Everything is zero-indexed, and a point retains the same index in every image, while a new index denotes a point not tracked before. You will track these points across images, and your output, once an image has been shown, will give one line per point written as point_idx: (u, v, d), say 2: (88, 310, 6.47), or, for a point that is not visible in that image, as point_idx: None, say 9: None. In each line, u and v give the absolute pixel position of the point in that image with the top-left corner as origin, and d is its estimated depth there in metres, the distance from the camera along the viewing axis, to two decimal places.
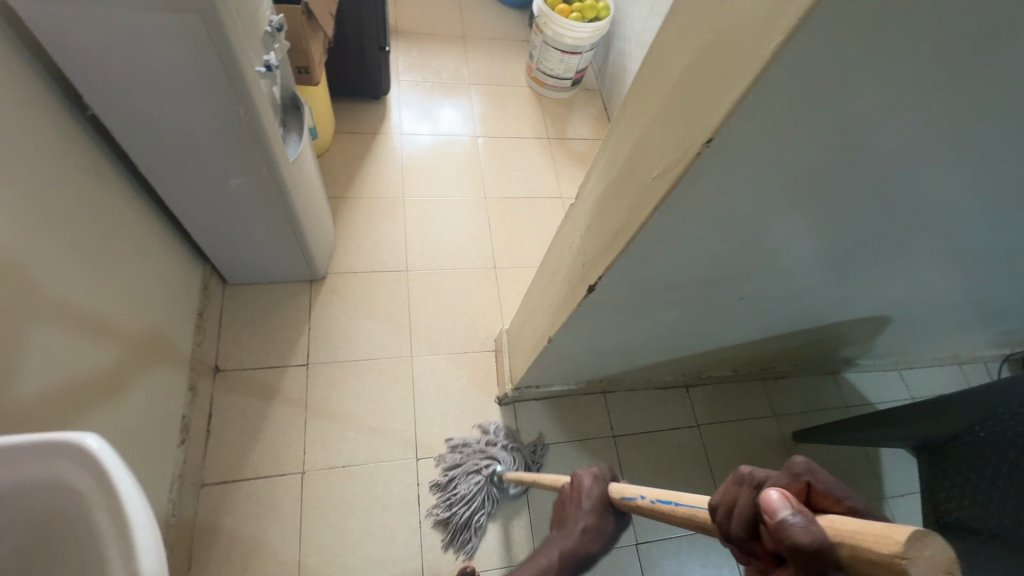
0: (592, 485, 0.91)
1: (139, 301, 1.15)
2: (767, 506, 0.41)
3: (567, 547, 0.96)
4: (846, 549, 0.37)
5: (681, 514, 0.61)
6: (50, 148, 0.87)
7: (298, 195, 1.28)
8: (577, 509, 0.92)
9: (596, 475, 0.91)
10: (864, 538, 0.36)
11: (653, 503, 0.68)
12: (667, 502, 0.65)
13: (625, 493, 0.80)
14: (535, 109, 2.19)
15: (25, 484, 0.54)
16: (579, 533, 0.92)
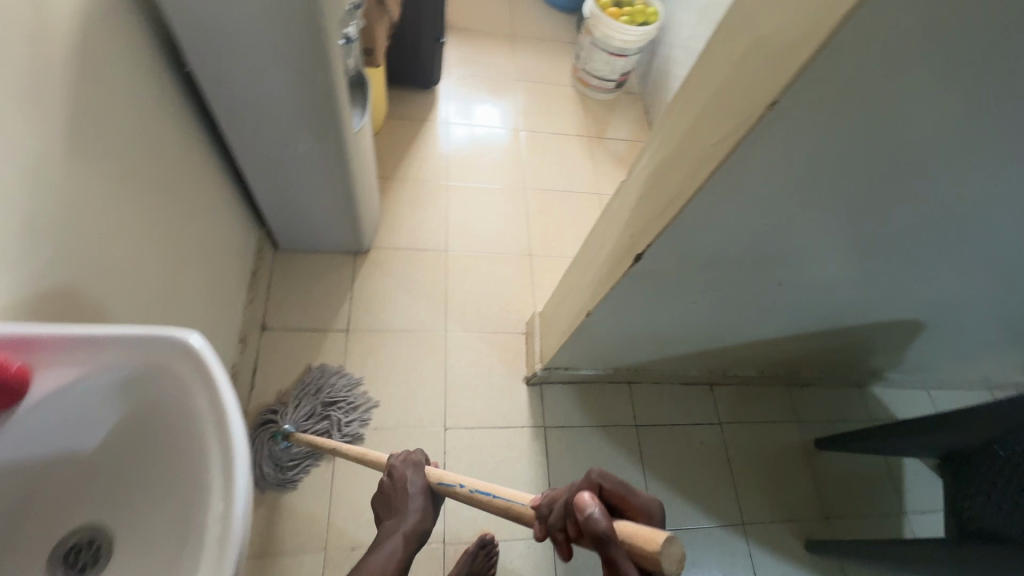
0: (410, 472, 0.93)
1: (207, 252, 1.24)
2: (580, 507, 0.60)
3: (404, 531, 0.89)
4: (629, 541, 0.57)
5: (499, 503, 0.78)
6: (153, 97, 0.95)
7: (357, 166, 1.36)
8: (402, 493, 0.93)
9: (415, 461, 0.95)
10: (640, 537, 0.57)
11: (472, 492, 0.82)
12: (484, 488, 0.81)
13: (443, 479, 0.90)
14: (578, 109, 2.25)
15: (127, 376, 0.60)
16: (410, 512, 0.90)
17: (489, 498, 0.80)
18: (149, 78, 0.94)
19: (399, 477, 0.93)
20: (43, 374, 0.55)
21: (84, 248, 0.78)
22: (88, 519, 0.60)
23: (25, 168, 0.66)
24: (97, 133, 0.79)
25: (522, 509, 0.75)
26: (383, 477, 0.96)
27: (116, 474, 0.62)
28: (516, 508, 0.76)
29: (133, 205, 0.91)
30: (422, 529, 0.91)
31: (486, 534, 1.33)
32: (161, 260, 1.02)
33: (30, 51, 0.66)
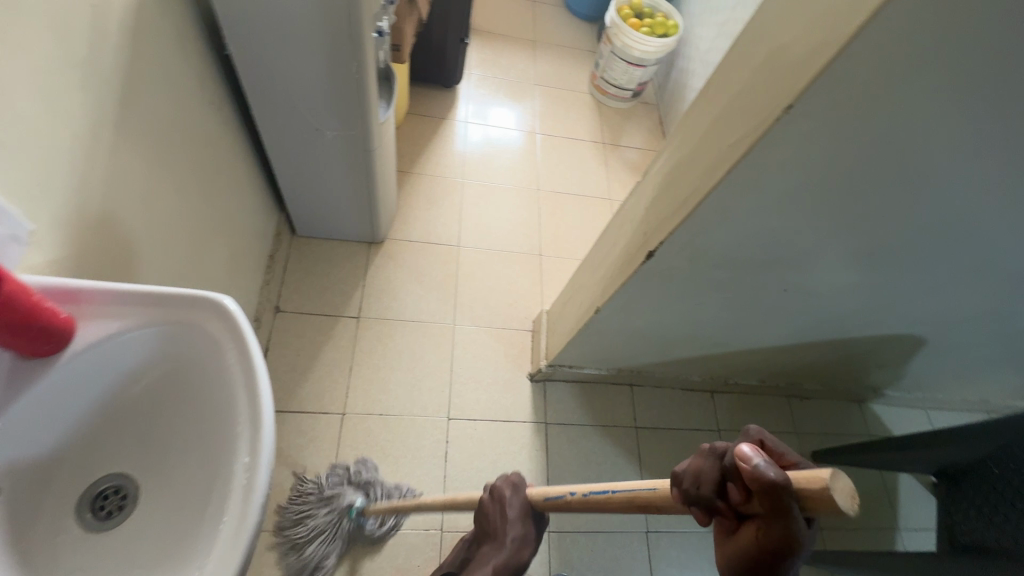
0: (512, 497, 0.87)
1: (231, 231, 1.28)
2: (740, 455, 0.47)
3: (497, 565, 0.84)
4: (800, 485, 0.44)
5: (619, 496, 0.65)
6: (193, 78, 0.99)
7: (379, 157, 1.40)
8: (500, 518, 0.87)
9: (513, 483, 0.89)
10: (807, 477, 0.44)
11: (586, 496, 0.70)
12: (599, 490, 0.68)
13: (548, 494, 0.80)
14: (594, 116, 2.30)
15: (163, 334, 0.63)
16: (508, 539, 0.84)
17: (610, 499, 0.66)
18: (189, 57, 0.97)
19: (504, 498, 0.88)
20: (87, 323, 0.59)
21: (122, 215, 0.82)
22: (117, 469, 0.63)
23: (76, 133, 0.69)
24: (141, 106, 0.83)
25: (646, 499, 0.62)
26: (484, 495, 0.92)
27: (145, 429, 0.65)
28: (639, 499, 0.63)
29: (167, 178, 0.94)
30: (522, 558, 0.86)
31: None
32: (190, 233, 1.06)
33: (90, 25, 0.70)
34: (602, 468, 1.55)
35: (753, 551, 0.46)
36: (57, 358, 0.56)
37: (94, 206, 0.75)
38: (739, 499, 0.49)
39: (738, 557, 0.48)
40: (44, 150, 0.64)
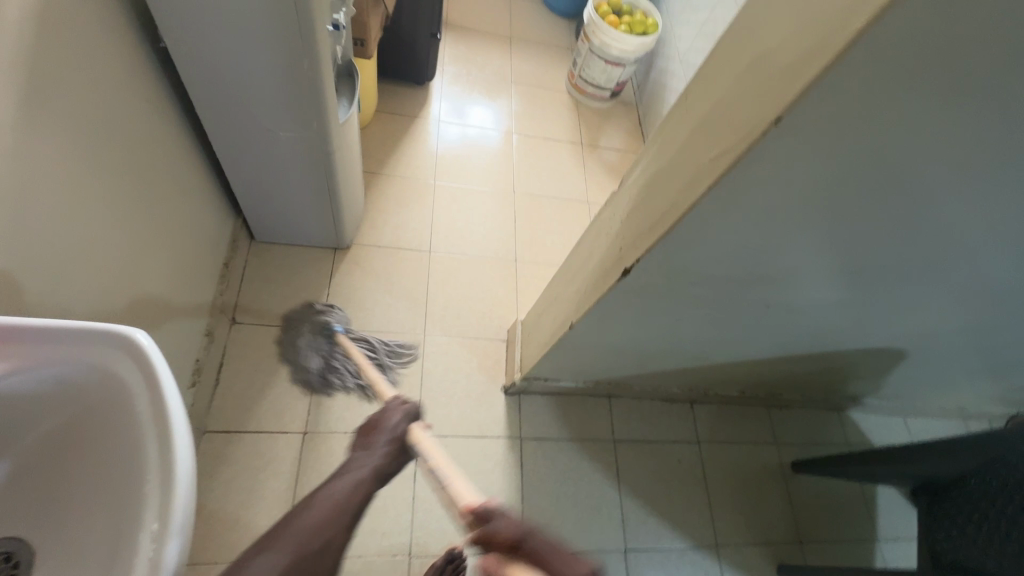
0: (399, 421, 0.93)
1: (176, 240, 1.17)
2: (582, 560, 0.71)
3: (373, 465, 0.81)
4: None
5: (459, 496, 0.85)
6: (122, 74, 0.89)
7: (341, 159, 1.31)
8: (383, 433, 0.89)
9: (408, 410, 0.95)
10: None
11: (438, 469, 0.87)
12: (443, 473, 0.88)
13: (425, 446, 0.90)
14: (572, 116, 2.23)
15: (62, 375, 0.54)
16: (382, 453, 0.85)
17: (444, 488, 0.86)
18: (116, 49, 0.87)
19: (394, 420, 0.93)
20: None
21: (29, 231, 0.72)
22: (9, 530, 0.54)
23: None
24: (50, 103, 0.73)
25: (466, 510, 0.83)
26: (371, 416, 0.95)
27: (46, 480, 0.56)
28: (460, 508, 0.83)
29: (90, 184, 0.84)
30: (387, 473, 0.85)
31: (456, 549, 1.27)
32: (122, 244, 0.96)
33: None
34: (579, 483, 1.50)
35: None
36: None
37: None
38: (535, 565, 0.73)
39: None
40: None
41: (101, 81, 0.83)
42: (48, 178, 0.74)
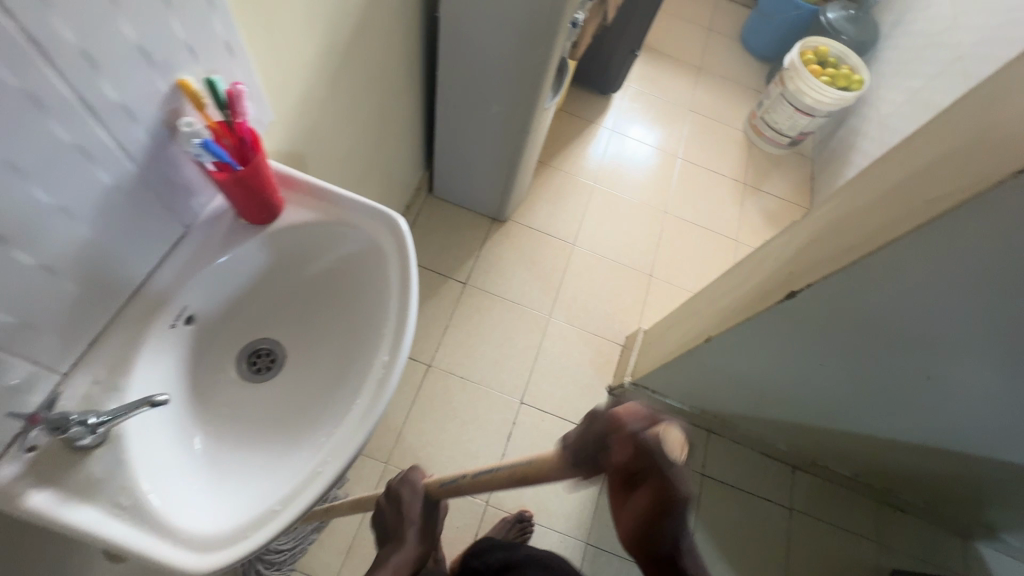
0: (415, 497, 0.88)
1: (386, 175, 1.40)
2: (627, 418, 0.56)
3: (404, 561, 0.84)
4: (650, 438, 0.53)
5: (502, 474, 0.68)
6: (403, 32, 1.11)
7: (531, 141, 1.46)
8: (398, 520, 0.87)
9: (407, 477, 0.89)
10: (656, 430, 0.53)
11: (476, 476, 0.73)
12: (485, 467, 0.71)
13: (444, 480, 0.82)
14: (741, 155, 2.22)
15: (341, 233, 0.72)
16: (405, 545, 0.85)
17: (494, 476, 0.70)
18: (405, 8, 1.07)
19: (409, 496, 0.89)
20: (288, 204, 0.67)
21: (322, 133, 0.93)
22: (267, 333, 0.72)
23: (311, 45, 0.79)
24: (359, 38, 0.93)
25: (523, 473, 0.65)
26: (382, 495, 0.91)
27: (295, 309, 0.74)
28: (517, 477, 0.66)
29: (359, 109, 1.06)
30: (421, 555, 0.88)
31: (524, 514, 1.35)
32: (361, 164, 1.18)
33: None
34: None
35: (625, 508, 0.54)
36: (263, 228, 0.67)
37: (306, 114, 0.85)
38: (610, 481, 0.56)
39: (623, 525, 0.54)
40: (294, 58, 0.75)
41: (389, 32, 1.04)
42: (342, 95, 0.95)
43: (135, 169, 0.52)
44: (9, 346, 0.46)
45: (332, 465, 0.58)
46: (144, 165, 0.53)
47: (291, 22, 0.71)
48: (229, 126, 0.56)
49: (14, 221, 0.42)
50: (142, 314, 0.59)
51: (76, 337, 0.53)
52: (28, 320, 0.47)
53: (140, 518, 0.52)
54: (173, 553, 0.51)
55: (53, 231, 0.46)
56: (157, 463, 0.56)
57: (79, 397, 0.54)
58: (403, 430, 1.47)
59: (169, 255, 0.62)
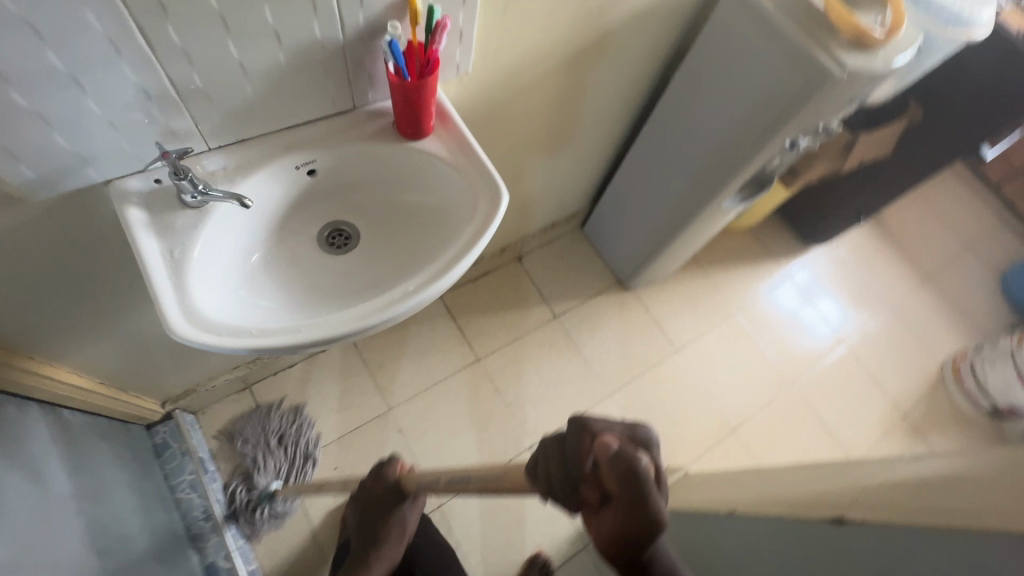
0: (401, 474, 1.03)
1: (549, 186, 1.45)
2: (599, 437, 0.51)
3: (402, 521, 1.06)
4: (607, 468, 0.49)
5: (472, 485, 0.72)
6: (630, 73, 1.15)
7: (693, 231, 1.39)
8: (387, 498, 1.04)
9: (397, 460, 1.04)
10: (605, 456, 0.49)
11: (448, 482, 0.78)
12: (460, 471, 0.75)
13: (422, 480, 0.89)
14: (925, 386, 1.82)
15: (455, 183, 0.77)
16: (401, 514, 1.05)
17: (468, 482, 0.73)
18: (646, 53, 1.12)
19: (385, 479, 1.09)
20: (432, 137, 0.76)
21: (505, 106, 1.00)
22: (356, 224, 0.81)
23: (536, 28, 0.86)
24: (585, 51, 0.99)
25: (491, 482, 0.68)
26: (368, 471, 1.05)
27: (385, 217, 0.82)
28: (486, 485, 0.69)
29: (551, 113, 1.12)
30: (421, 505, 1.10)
31: (538, 557, 1.33)
32: (528, 159, 1.25)
33: None
34: None
35: (601, 533, 0.50)
36: (403, 142, 0.76)
37: (502, 84, 0.94)
38: (585, 502, 0.52)
39: (603, 550, 0.51)
40: (512, 29, 0.82)
41: (618, 64, 1.10)
42: (543, 88, 1.02)
43: (342, 40, 0.64)
44: (187, 102, 0.60)
45: (311, 333, 0.63)
46: (350, 40, 0.65)
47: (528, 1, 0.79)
48: (425, 48, 0.66)
49: (242, 21, 0.56)
50: (282, 145, 0.71)
51: (232, 129, 0.67)
52: (209, 94, 0.61)
53: (175, 272, 0.63)
54: (171, 308, 0.61)
55: (260, 44, 0.59)
56: (215, 249, 0.68)
57: (207, 170, 0.67)
58: (412, 395, 1.48)
59: (327, 119, 0.74)
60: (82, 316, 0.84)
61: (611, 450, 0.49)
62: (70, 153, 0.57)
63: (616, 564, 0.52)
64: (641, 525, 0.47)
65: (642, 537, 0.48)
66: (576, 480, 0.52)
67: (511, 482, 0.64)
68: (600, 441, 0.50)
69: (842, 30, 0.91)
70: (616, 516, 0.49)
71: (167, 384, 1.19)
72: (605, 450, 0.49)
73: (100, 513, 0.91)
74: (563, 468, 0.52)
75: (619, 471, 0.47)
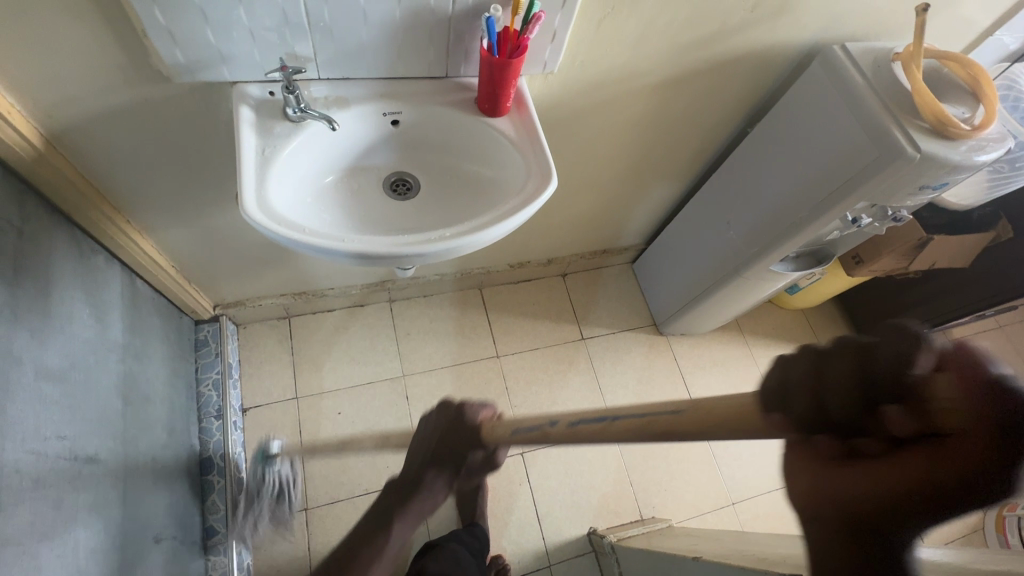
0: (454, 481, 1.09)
1: (609, 210, 1.49)
2: (945, 349, 0.32)
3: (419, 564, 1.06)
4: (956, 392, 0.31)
5: (623, 424, 0.59)
6: (709, 119, 1.20)
7: (737, 288, 1.38)
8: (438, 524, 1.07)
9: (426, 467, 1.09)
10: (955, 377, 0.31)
11: (573, 425, 0.66)
12: (592, 416, 0.64)
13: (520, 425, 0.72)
14: (961, 528, 1.65)
15: (516, 163, 0.85)
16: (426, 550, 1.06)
17: (605, 429, 0.61)
18: (728, 102, 1.17)
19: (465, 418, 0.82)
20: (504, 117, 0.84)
21: (583, 115, 1.07)
22: (420, 179, 0.91)
23: (625, 47, 0.93)
24: (667, 83, 1.06)
25: (662, 426, 0.55)
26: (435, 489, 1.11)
27: (445, 180, 0.91)
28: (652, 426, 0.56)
29: (625, 135, 1.18)
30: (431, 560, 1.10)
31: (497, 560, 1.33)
32: (594, 177, 1.32)
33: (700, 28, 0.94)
34: None
35: (894, 479, 0.36)
36: (478, 115, 0.85)
37: (582, 93, 1.01)
38: (870, 442, 0.36)
39: (873, 496, 0.39)
40: (603, 41, 0.90)
41: (699, 105, 1.15)
42: (620, 108, 1.09)
43: (451, 13, 0.75)
44: (313, 32, 0.72)
45: (349, 244, 0.71)
46: (456, 14, 0.75)
47: (621, 21, 0.87)
48: (518, 35, 0.75)
49: None
50: (378, 92, 0.82)
51: (341, 66, 0.78)
52: (332, 30, 0.73)
53: (260, 166, 0.73)
54: (248, 191, 0.71)
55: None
56: (298, 160, 0.78)
57: (311, 95, 0.79)
58: (428, 368, 1.54)
59: (420, 80, 0.84)
60: (178, 198, 0.98)
61: (979, 378, 0.31)
62: (214, 49, 0.70)
63: (865, 503, 0.40)
64: (962, 481, 0.34)
65: (954, 491, 0.35)
66: (873, 405, 0.34)
67: (695, 421, 0.51)
68: (932, 356, 0.32)
69: (924, 114, 0.92)
70: (969, 456, 0.33)
71: (224, 289, 1.33)
72: (948, 377, 0.31)
73: (136, 369, 1.03)
74: (852, 391, 0.35)
75: (979, 404, 0.31)
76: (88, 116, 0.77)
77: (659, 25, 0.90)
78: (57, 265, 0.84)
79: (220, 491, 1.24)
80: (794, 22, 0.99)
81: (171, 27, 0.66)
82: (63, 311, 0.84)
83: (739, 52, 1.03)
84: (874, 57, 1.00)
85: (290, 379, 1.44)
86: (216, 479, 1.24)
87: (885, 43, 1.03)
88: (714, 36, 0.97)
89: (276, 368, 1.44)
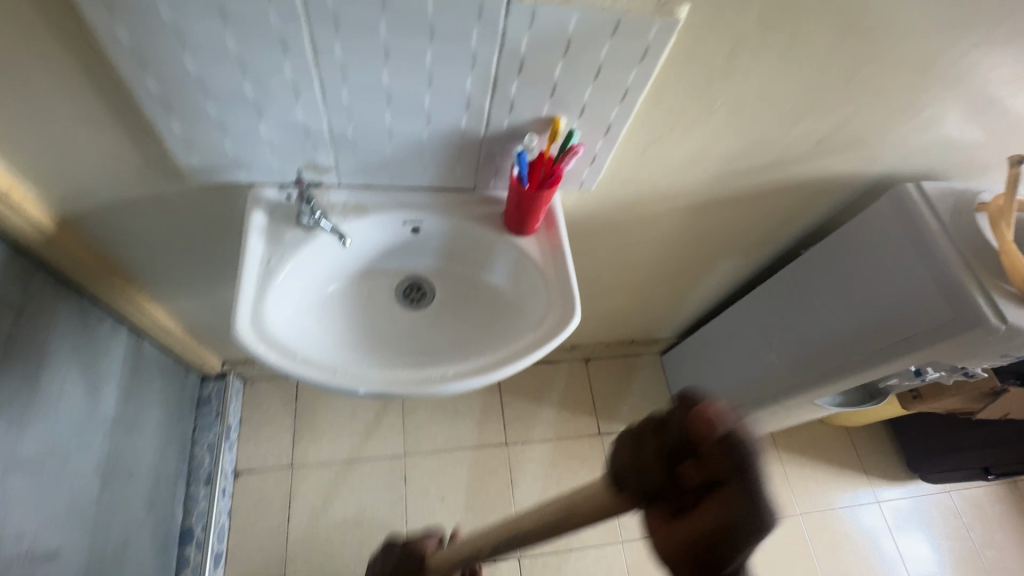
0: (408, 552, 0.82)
1: (642, 306, 1.39)
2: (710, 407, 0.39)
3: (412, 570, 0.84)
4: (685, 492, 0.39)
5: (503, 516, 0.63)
6: (758, 234, 1.11)
7: (775, 413, 1.24)
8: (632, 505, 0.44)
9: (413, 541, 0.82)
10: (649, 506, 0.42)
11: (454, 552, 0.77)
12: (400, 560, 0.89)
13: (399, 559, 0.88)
14: None
15: (537, 289, 0.77)
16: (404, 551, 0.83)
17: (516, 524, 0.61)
18: (781, 220, 1.07)
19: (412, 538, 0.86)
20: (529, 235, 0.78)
21: (616, 225, 1.00)
22: (433, 288, 0.84)
23: (671, 170, 0.86)
24: (717, 200, 0.97)
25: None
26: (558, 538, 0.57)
27: (462, 289, 0.84)
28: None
29: (665, 243, 1.09)
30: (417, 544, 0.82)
31: None
32: (628, 278, 1.23)
33: (759, 155, 0.86)
34: None
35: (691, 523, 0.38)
36: (501, 233, 0.79)
37: (620, 207, 0.94)
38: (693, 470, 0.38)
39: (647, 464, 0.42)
40: (645, 165, 0.83)
41: (750, 221, 1.05)
42: (662, 220, 1.01)
43: (483, 136, 0.70)
44: (336, 145, 0.68)
45: (343, 377, 0.65)
46: (489, 137, 0.70)
47: (667, 148, 0.81)
48: (553, 162, 0.69)
49: (403, 99, 0.63)
50: (400, 202, 0.77)
51: (363, 175, 0.74)
52: (356, 145, 0.68)
53: (263, 277, 0.69)
54: (245, 307, 0.66)
55: (413, 121, 0.66)
56: (305, 268, 0.74)
57: (330, 201, 0.75)
58: (431, 450, 1.45)
59: (445, 192, 0.79)
60: (190, 273, 0.95)
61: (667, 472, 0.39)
62: (232, 156, 0.67)
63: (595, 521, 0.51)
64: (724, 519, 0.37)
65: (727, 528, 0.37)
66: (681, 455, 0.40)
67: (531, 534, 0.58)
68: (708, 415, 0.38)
69: (1013, 277, 0.81)
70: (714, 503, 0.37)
71: (234, 349, 1.30)
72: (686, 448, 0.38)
73: (124, 442, 0.99)
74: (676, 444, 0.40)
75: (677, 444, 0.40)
76: (102, 204, 0.75)
77: (711, 152, 0.83)
78: (55, 342, 0.81)
79: (195, 567, 1.19)
80: (864, 155, 0.90)
81: (188, 137, 0.63)
82: (51, 391, 0.80)
83: (800, 178, 0.94)
84: (953, 203, 0.89)
85: (286, 444, 1.38)
86: (194, 553, 1.20)
87: (966, 184, 0.93)
88: (772, 163, 0.89)
89: (273, 432, 1.39)
